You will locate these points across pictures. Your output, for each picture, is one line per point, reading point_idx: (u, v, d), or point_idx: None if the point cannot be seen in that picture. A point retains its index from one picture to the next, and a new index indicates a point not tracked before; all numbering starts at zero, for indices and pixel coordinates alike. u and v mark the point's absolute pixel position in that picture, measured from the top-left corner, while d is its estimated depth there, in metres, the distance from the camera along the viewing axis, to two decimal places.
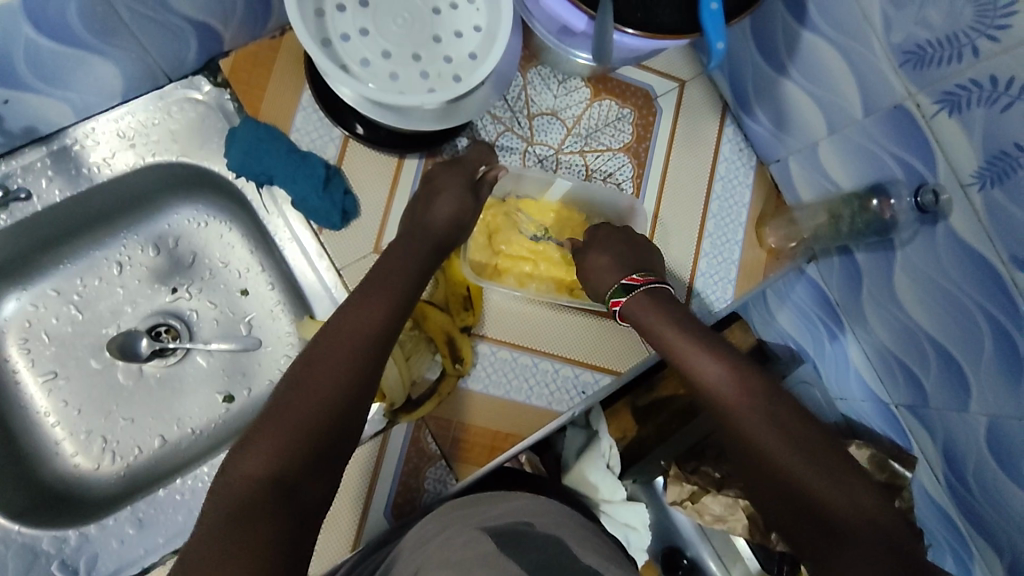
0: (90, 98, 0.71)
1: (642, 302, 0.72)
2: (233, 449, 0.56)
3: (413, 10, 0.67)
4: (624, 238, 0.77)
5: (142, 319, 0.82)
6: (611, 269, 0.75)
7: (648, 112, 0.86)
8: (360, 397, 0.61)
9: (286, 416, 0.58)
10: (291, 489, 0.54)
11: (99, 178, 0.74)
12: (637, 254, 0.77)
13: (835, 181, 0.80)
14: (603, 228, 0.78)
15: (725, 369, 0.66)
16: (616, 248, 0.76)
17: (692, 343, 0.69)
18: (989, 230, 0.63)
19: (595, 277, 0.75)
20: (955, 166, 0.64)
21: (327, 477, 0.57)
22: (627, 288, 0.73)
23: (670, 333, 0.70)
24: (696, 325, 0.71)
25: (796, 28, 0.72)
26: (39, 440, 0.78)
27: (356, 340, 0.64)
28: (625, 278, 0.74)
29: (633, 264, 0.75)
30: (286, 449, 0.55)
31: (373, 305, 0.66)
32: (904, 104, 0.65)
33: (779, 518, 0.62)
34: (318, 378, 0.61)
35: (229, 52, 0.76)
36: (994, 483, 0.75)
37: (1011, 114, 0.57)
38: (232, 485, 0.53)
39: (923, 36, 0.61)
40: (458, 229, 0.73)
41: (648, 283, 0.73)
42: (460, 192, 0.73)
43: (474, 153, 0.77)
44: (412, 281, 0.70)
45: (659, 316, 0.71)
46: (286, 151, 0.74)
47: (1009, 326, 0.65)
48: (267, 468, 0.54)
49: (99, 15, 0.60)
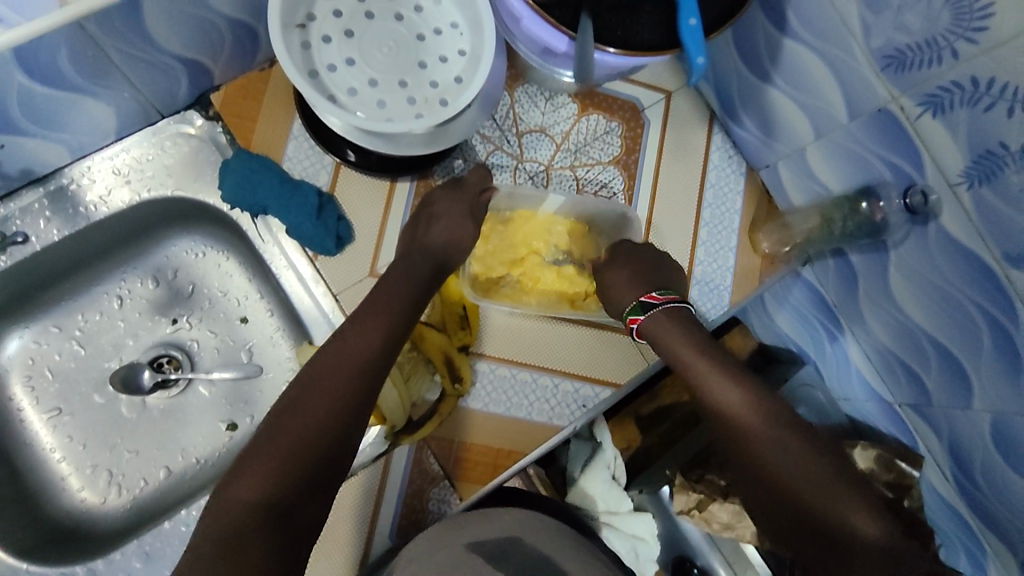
0: (85, 137, 0.72)
1: (656, 320, 0.72)
2: (229, 470, 0.59)
3: (397, 37, 0.68)
4: (647, 254, 0.77)
5: (144, 351, 0.83)
6: (628, 285, 0.75)
7: (636, 124, 0.87)
8: (353, 422, 0.63)
9: (280, 438, 0.60)
10: (281, 512, 0.57)
11: (97, 215, 0.75)
12: (659, 273, 0.76)
13: (825, 184, 0.80)
14: (626, 245, 0.78)
15: (731, 385, 0.68)
16: (637, 263, 0.76)
17: (706, 363, 0.69)
18: (981, 229, 0.64)
19: (615, 293, 0.75)
20: (942, 167, 0.64)
21: (320, 500, 0.60)
22: (645, 306, 0.72)
23: (680, 350, 0.70)
24: (705, 340, 0.71)
25: (777, 36, 0.72)
26: (45, 476, 0.79)
27: (350, 363, 0.65)
28: (645, 295, 0.73)
29: (654, 282, 0.75)
30: (278, 473, 0.58)
31: (368, 329, 0.67)
32: (888, 108, 0.66)
33: (783, 526, 0.66)
34: (312, 402, 0.62)
35: (219, 86, 0.77)
36: (1002, 477, 0.76)
37: (994, 114, 0.57)
38: (227, 507, 0.56)
39: (903, 41, 0.61)
40: (454, 250, 0.73)
41: (666, 301, 0.73)
42: (455, 217, 0.74)
43: (472, 175, 0.77)
44: (406, 304, 0.69)
45: (676, 332, 0.71)
46: (278, 180, 0.75)
47: (1006, 322, 0.67)
48: (259, 492, 0.57)
49: (90, 59, 0.61)
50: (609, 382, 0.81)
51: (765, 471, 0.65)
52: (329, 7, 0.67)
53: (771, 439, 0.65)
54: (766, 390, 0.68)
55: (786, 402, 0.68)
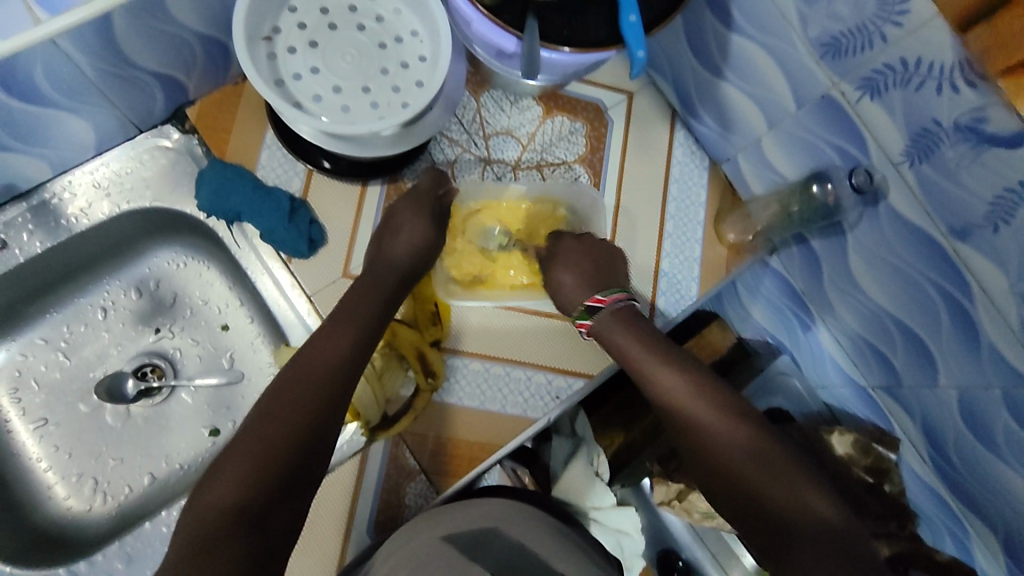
0: (66, 152, 0.75)
1: (605, 320, 0.74)
2: (201, 479, 0.59)
3: (359, 45, 0.72)
4: (588, 251, 0.78)
5: (128, 360, 0.85)
6: (577, 289, 0.76)
7: (599, 124, 0.90)
8: (324, 421, 0.64)
9: (253, 442, 0.60)
10: (257, 516, 0.56)
11: (78, 228, 0.78)
12: (603, 269, 0.78)
13: (782, 173, 0.82)
14: (566, 241, 0.79)
15: (681, 378, 0.70)
16: (580, 262, 0.77)
17: (655, 359, 0.71)
18: (926, 206, 0.66)
19: (565, 294, 0.77)
20: (885, 147, 0.67)
21: (297, 502, 0.60)
22: (592, 310, 0.74)
23: (629, 347, 0.72)
24: (655, 336, 0.73)
25: (725, 32, 0.75)
26: (32, 485, 0.81)
27: (320, 371, 0.66)
28: (590, 298, 0.75)
29: (599, 284, 0.76)
30: (254, 473, 0.58)
31: (337, 335, 0.69)
32: (831, 94, 0.69)
33: (734, 520, 0.66)
34: (284, 408, 0.63)
35: (195, 101, 0.80)
36: (974, 455, 0.77)
37: (925, 93, 0.60)
38: (200, 512, 0.56)
39: (837, 28, 0.64)
40: (420, 256, 0.75)
41: (613, 302, 0.75)
42: (420, 222, 0.76)
43: (426, 179, 0.79)
44: (374, 311, 0.72)
45: (622, 333, 0.73)
46: (252, 186, 0.78)
47: (960, 297, 0.68)
48: (234, 494, 0.57)
49: (66, 76, 0.65)
50: (581, 372, 0.83)
51: (718, 462, 0.66)
52: (293, 20, 0.71)
53: (721, 430, 0.67)
54: (713, 385, 0.70)
55: (735, 395, 0.70)
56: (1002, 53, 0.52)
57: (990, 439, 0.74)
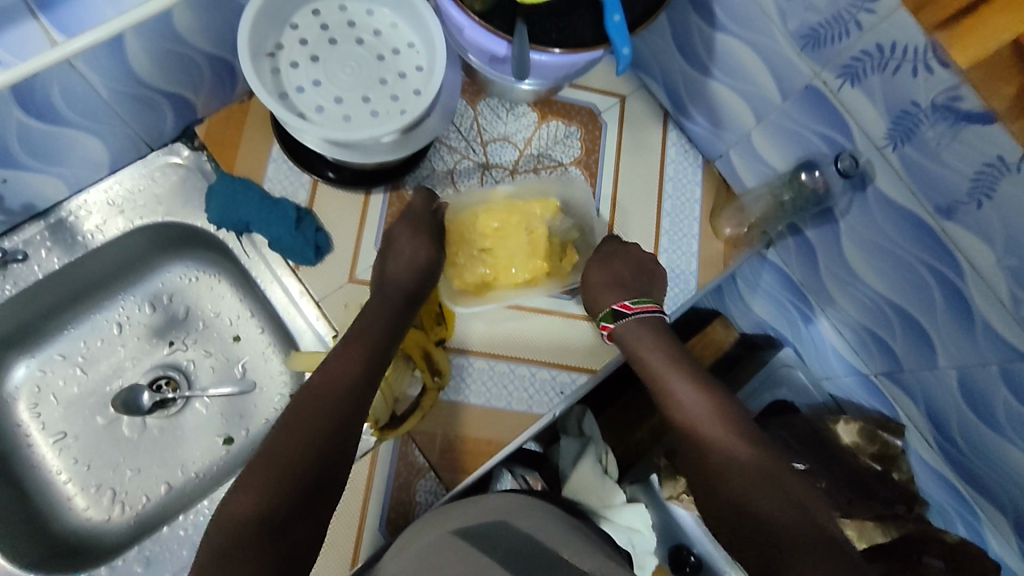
0: (81, 171, 0.79)
1: (632, 328, 0.78)
2: (228, 491, 0.60)
3: (358, 58, 0.75)
4: (629, 258, 0.82)
5: (143, 373, 0.88)
6: (608, 289, 0.80)
7: (594, 128, 0.93)
8: (342, 434, 0.65)
9: (274, 456, 0.62)
10: (279, 526, 0.58)
11: (93, 244, 0.81)
12: (639, 280, 0.81)
13: (773, 165, 0.84)
14: (610, 245, 0.83)
15: (700, 390, 0.74)
16: (618, 267, 0.81)
17: (679, 371, 0.75)
18: (912, 187, 0.68)
19: (597, 294, 0.81)
20: (868, 131, 0.69)
21: (316, 516, 0.61)
22: (618, 314, 0.78)
23: (654, 356, 0.76)
24: (682, 352, 0.77)
25: (709, 31, 0.78)
26: (53, 496, 0.82)
27: (338, 387, 0.68)
28: (619, 302, 0.79)
29: (630, 291, 0.79)
30: (275, 485, 0.59)
31: (350, 352, 0.70)
32: (814, 83, 0.71)
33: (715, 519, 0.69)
34: (304, 422, 0.64)
35: (204, 119, 0.84)
36: (979, 438, 0.78)
37: (902, 76, 0.62)
38: (226, 522, 0.57)
39: (814, 19, 0.66)
40: (421, 274, 0.78)
41: (640, 310, 0.78)
42: (420, 241, 0.79)
43: (419, 197, 0.82)
44: (384, 325, 0.74)
45: (641, 339, 0.78)
46: (258, 198, 0.80)
47: (953, 276, 0.70)
48: (254, 505, 0.58)
49: (80, 96, 0.68)
50: (584, 368, 0.84)
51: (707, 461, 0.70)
52: (295, 36, 0.74)
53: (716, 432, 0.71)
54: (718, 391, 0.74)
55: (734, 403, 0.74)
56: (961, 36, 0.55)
57: (992, 418, 0.75)
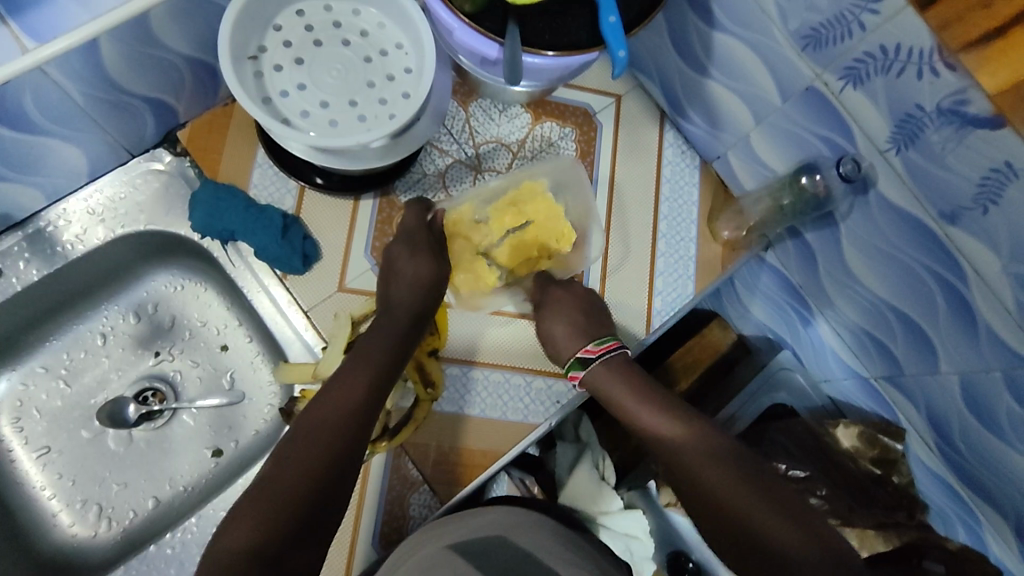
0: (59, 180, 0.76)
1: (599, 369, 0.72)
2: (221, 522, 0.58)
3: (344, 60, 0.72)
4: (575, 300, 0.78)
5: (129, 385, 0.86)
6: (573, 337, 0.75)
7: (589, 129, 0.91)
8: (343, 462, 0.63)
9: (270, 486, 0.59)
10: (273, 559, 0.55)
11: (74, 254, 0.79)
12: (595, 321, 0.77)
13: (772, 168, 0.82)
14: (552, 291, 0.79)
15: (678, 423, 0.68)
16: (571, 314, 0.76)
17: (652, 404, 0.69)
18: (915, 192, 0.66)
19: (561, 346, 0.75)
20: (871, 135, 0.67)
21: (312, 545, 0.59)
22: (583, 361, 0.72)
23: (621, 395, 0.70)
24: (650, 385, 0.71)
25: (707, 30, 0.76)
26: (37, 513, 0.80)
27: (338, 412, 0.65)
28: (582, 350, 0.73)
29: (592, 333, 0.75)
30: (271, 515, 0.57)
31: (352, 377, 0.68)
32: (814, 85, 0.69)
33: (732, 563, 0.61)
34: (302, 450, 0.62)
35: (186, 123, 0.81)
36: (980, 443, 0.77)
37: (906, 79, 0.60)
38: (218, 555, 0.55)
39: (816, 20, 0.64)
40: (429, 294, 0.74)
41: (603, 352, 0.72)
42: (420, 258, 0.75)
43: (410, 213, 0.78)
44: (390, 347, 0.71)
45: (615, 381, 0.71)
46: (244, 206, 0.78)
47: (955, 281, 0.68)
48: (249, 536, 0.56)
49: (55, 104, 0.66)
50: None
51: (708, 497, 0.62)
52: (278, 38, 0.71)
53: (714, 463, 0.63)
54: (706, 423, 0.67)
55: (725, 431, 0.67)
56: (986, 52, 0.53)
57: (994, 423, 0.73)
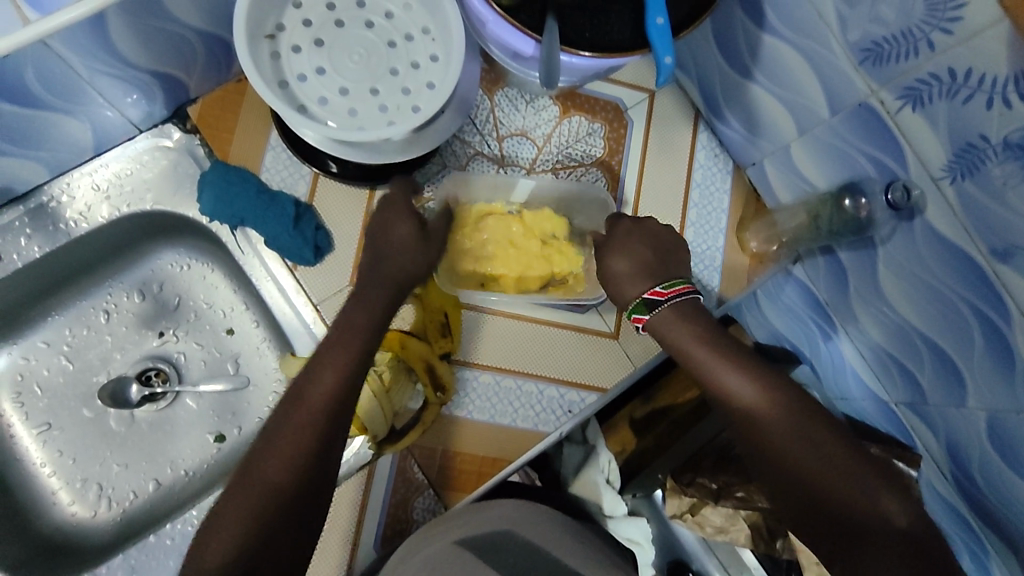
0: (62, 154, 0.73)
1: (665, 316, 0.66)
2: (208, 512, 0.59)
3: (368, 44, 0.68)
4: (647, 239, 0.71)
5: (132, 364, 0.84)
6: (634, 278, 0.69)
7: (619, 125, 0.86)
8: (324, 448, 0.60)
9: (251, 479, 0.59)
10: (260, 550, 0.56)
11: (78, 231, 0.76)
12: (664, 258, 0.70)
13: (812, 182, 0.78)
14: (623, 225, 0.73)
15: (751, 381, 0.63)
16: (637, 248, 0.70)
17: (717, 355, 0.65)
18: (966, 225, 0.62)
19: (618, 289, 0.70)
20: (924, 161, 0.63)
21: (301, 531, 0.59)
22: (650, 303, 0.67)
23: (692, 347, 0.65)
24: (718, 335, 0.66)
25: (756, 32, 0.71)
26: (36, 491, 0.80)
27: (320, 393, 0.62)
28: (649, 290, 0.67)
29: (659, 274, 0.69)
30: (253, 509, 0.57)
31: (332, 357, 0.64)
32: (869, 102, 0.64)
33: (787, 513, 0.62)
34: (281, 439, 0.60)
35: (197, 99, 0.77)
36: (1000, 481, 0.70)
37: (973, 107, 0.56)
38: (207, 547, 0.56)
39: (879, 33, 0.59)
40: (422, 252, 0.70)
41: (674, 295, 0.67)
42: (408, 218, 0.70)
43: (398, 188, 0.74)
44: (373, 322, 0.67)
45: (684, 329, 0.66)
46: (255, 192, 0.75)
47: (1000, 323, 0.63)
48: (236, 531, 0.56)
49: (58, 78, 0.62)
50: (593, 386, 0.81)
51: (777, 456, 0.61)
52: (298, 17, 0.67)
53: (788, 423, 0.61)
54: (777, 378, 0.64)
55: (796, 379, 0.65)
56: None
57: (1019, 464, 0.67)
